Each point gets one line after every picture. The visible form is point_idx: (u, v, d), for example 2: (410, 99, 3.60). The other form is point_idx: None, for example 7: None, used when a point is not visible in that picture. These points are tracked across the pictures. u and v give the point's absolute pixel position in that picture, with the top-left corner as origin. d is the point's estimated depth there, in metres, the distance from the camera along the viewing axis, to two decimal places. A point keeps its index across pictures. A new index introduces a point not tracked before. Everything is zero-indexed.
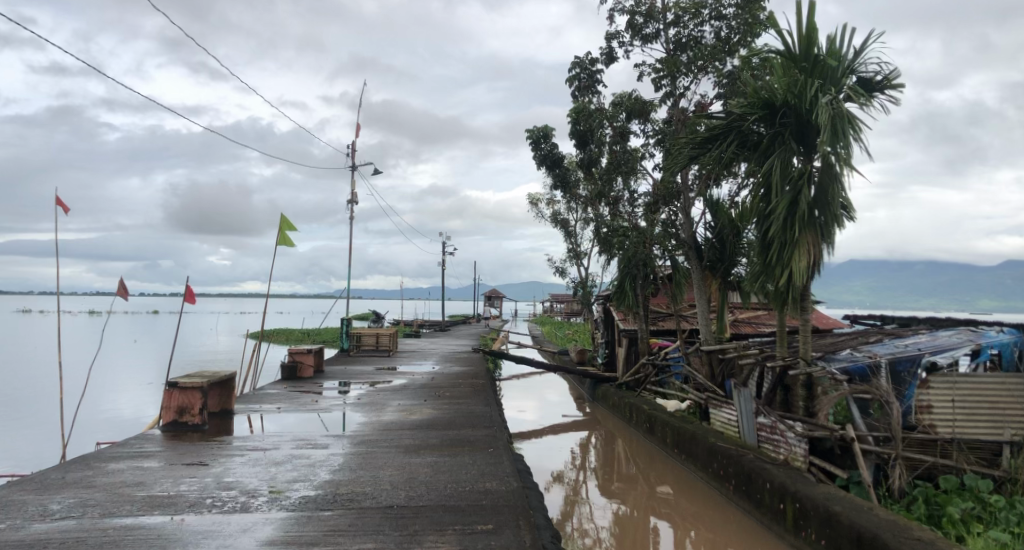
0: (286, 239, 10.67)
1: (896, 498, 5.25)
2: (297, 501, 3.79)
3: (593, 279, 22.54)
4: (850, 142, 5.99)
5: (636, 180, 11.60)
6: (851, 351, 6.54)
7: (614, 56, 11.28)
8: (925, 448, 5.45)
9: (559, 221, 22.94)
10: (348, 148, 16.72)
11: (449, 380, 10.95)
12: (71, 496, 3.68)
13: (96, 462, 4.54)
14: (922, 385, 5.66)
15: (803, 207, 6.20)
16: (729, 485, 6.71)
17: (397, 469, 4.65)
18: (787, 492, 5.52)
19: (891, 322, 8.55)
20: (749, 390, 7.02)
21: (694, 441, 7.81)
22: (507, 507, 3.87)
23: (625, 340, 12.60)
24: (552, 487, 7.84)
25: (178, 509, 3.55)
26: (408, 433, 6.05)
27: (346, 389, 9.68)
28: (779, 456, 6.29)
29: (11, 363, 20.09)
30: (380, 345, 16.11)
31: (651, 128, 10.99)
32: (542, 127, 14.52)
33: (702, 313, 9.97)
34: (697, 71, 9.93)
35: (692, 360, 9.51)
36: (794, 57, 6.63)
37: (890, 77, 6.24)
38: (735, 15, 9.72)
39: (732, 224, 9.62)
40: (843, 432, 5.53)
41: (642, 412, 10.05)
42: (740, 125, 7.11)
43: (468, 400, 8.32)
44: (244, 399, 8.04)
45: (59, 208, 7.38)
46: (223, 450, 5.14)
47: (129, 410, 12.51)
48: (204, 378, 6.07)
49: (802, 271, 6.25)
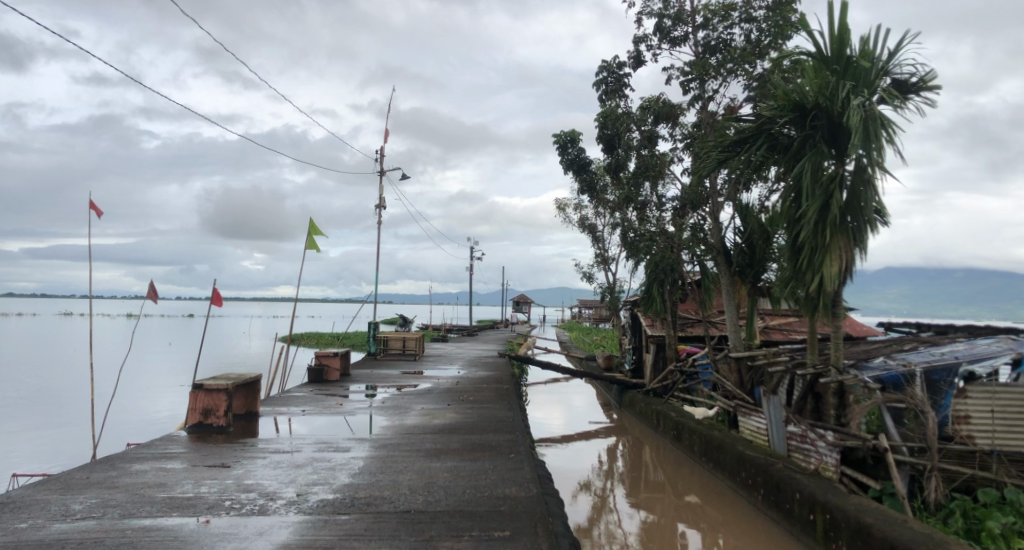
0: (313, 243, 10.84)
1: (932, 511, 5.00)
2: (315, 504, 3.79)
3: (621, 285, 22.31)
4: (883, 144, 5.77)
5: (664, 185, 11.46)
6: (885, 359, 6.24)
7: (642, 59, 11.16)
8: (963, 459, 5.18)
9: (586, 226, 22.83)
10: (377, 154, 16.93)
11: (473, 384, 10.94)
12: (95, 496, 3.76)
13: (121, 463, 4.64)
14: (959, 395, 5.41)
15: (835, 211, 5.99)
16: (758, 495, 6.49)
17: (416, 474, 4.62)
18: (818, 503, 5.30)
19: (929, 330, 8.18)
20: (778, 397, 6.81)
21: (723, 449, 7.59)
22: (525, 513, 3.79)
23: (653, 346, 12.39)
24: (578, 495, 7.72)
25: (196, 511, 3.59)
26: (430, 438, 6.02)
27: (372, 392, 9.76)
28: (809, 466, 6.07)
29: (52, 365, 20.79)
30: (407, 349, 16.19)
31: (679, 132, 10.81)
32: (570, 131, 14.51)
33: (731, 319, 9.74)
34: (727, 74, 9.72)
35: (720, 368, 9.24)
36: (825, 59, 6.46)
37: (926, 79, 5.99)
38: (766, 17, 9.48)
39: (761, 228, 9.26)
40: (876, 442, 5.29)
41: (670, 419, 9.84)
42: (770, 128, 6.93)
43: (492, 405, 8.26)
44: (271, 401, 8.15)
45: (95, 214, 7.66)
46: (246, 452, 5.22)
47: (163, 412, 12.86)
48: (230, 380, 6.18)
49: (833, 277, 6.03)
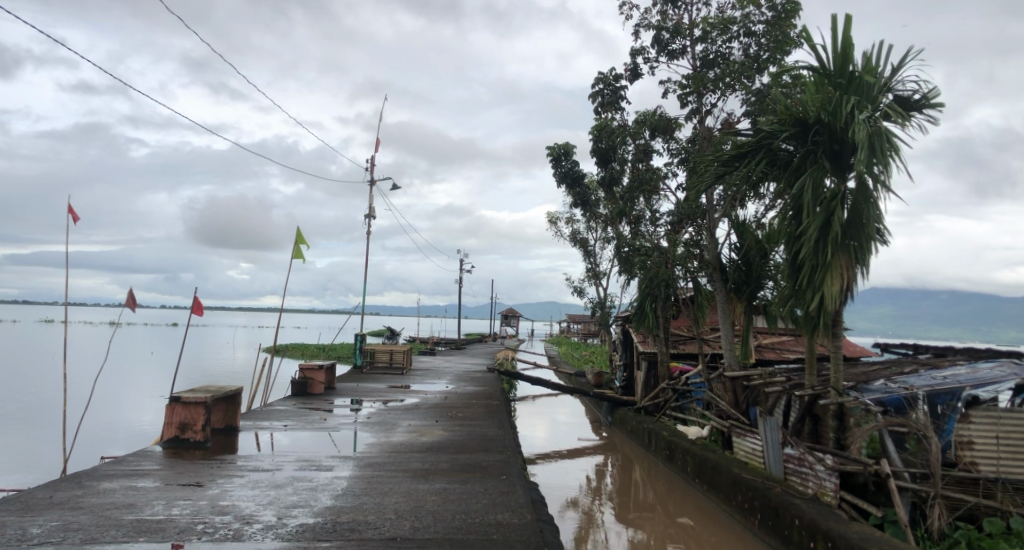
0: (300, 252, 10.61)
1: (935, 540, 4.84)
2: (295, 530, 3.54)
3: (612, 301, 22.18)
4: (887, 161, 5.72)
5: (658, 200, 11.37)
6: (886, 382, 6.09)
7: (639, 72, 11.15)
8: (965, 487, 5.05)
9: (577, 240, 22.75)
10: (368, 164, 16.73)
11: (462, 399, 10.68)
12: (55, 518, 3.49)
13: (88, 480, 4.35)
14: (962, 420, 5.27)
15: (836, 228, 5.90)
16: (755, 519, 6.29)
17: (404, 496, 4.39)
18: (818, 530, 5.13)
19: (926, 352, 8.08)
20: (775, 419, 6.61)
21: (717, 470, 7.41)
22: (519, 543, 3.56)
23: (645, 362, 12.21)
24: (567, 513, 7.49)
25: (166, 536, 3.33)
26: (418, 457, 5.78)
27: (358, 407, 9.47)
28: (808, 491, 5.89)
29: (25, 373, 20.09)
30: (394, 362, 15.84)
31: (674, 146, 10.78)
32: (564, 144, 14.46)
33: (726, 337, 9.62)
34: (725, 88, 9.72)
35: (714, 387, 9.07)
36: (828, 74, 6.44)
37: (929, 97, 5.96)
38: (765, 32, 9.50)
39: (758, 245, 9.16)
40: (878, 467, 5.14)
41: (662, 438, 9.66)
42: (770, 143, 6.85)
43: (482, 422, 8.03)
44: (252, 415, 7.84)
45: (72, 218, 7.36)
46: (224, 470, 4.95)
47: (137, 423, 12.38)
48: (209, 393, 5.90)
49: (835, 295, 5.92)
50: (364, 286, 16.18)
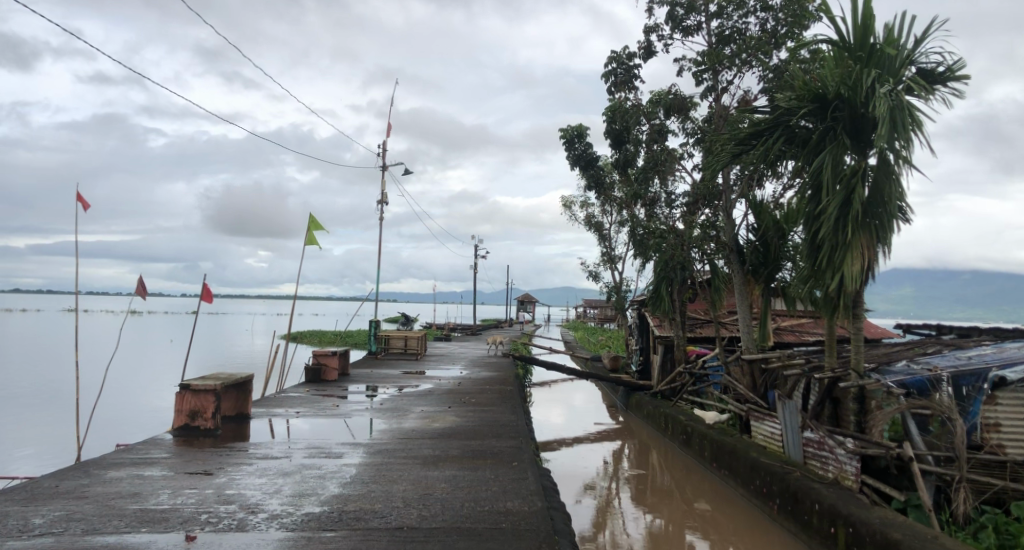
0: (312, 239, 10.56)
1: (960, 525, 4.64)
2: (299, 519, 3.48)
3: (628, 285, 21.94)
4: (910, 135, 5.45)
5: (673, 181, 11.10)
6: (909, 363, 5.86)
7: (652, 50, 10.83)
8: (991, 470, 4.83)
9: (592, 224, 22.48)
10: (379, 150, 16.62)
11: (476, 385, 10.61)
12: (58, 508, 3.46)
13: (96, 469, 4.34)
14: (988, 401, 5.03)
15: (857, 207, 5.65)
16: (773, 505, 6.14)
17: (412, 483, 4.31)
18: (839, 515, 4.95)
19: (951, 333, 7.80)
20: (794, 402, 6.42)
21: (735, 455, 7.25)
22: (529, 532, 3.45)
23: (660, 347, 12.03)
24: (583, 499, 7.39)
25: (168, 526, 3.28)
26: (428, 443, 5.70)
27: (372, 393, 9.44)
28: (828, 475, 5.71)
29: (48, 361, 20.46)
30: (408, 349, 15.83)
31: (690, 126, 10.47)
32: (577, 126, 14.19)
33: (743, 320, 9.39)
34: (741, 65, 9.40)
35: (731, 370, 8.86)
36: (847, 47, 6.14)
37: (955, 68, 5.64)
38: (783, 6, 9.13)
39: (776, 226, 8.89)
40: (900, 450, 4.92)
41: (679, 422, 9.50)
42: (788, 121, 6.57)
43: (495, 408, 7.94)
44: (265, 402, 7.83)
45: (82, 206, 7.36)
46: (232, 458, 4.92)
47: (155, 411, 12.50)
48: (218, 381, 5.87)
49: (855, 276, 5.69)
50: (377, 273, 16.16)
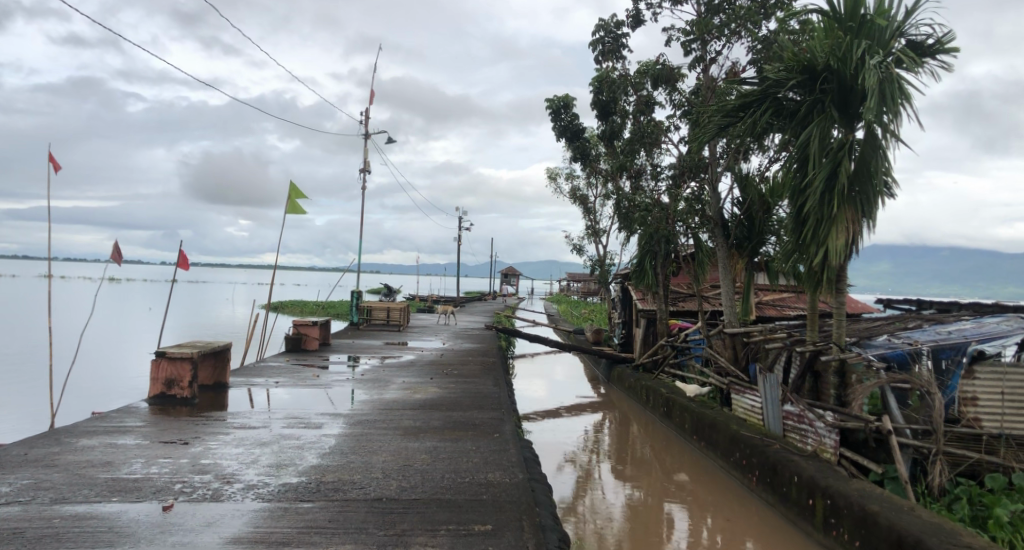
0: (292, 207, 10.30)
1: (935, 496, 4.74)
2: (277, 490, 3.40)
3: (612, 258, 21.93)
4: (898, 109, 5.38)
5: (659, 153, 10.97)
6: (889, 337, 5.95)
7: (641, 18, 10.59)
8: (966, 443, 4.92)
9: (577, 197, 22.32)
10: (362, 118, 16.17)
11: (459, 357, 10.59)
12: (26, 477, 3.34)
13: (67, 437, 4.21)
14: (966, 376, 5.10)
15: (843, 180, 5.61)
16: (752, 476, 6.24)
17: (392, 454, 4.26)
18: (817, 487, 5.03)
19: (930, 308, 7.90)
20: (776, 376, 6.48)
21: (715, 428, 7.33)
22: (510, 504, 3.43)
23: (643, 320, 12.09)
24: (564, 470, 7.45)
25: (141, 496, 3.19)
26: (410, 414, 5.64)
27: (354, 364, 9.34)
28: (807, 448, 5.79)
29: (19, 328, 19.99)
30: (391, 320, 15.71)
31: (677, 98, 10.32)
32: (564, 96, 13.93)
33: (726, 294, 9.41)
34: (730, 35, 9.23)
35: (713, 344, 8.93)
36: (837, 18, 6.01)
37: (944, 41, 5.57)
38: None
39: (761, 199, 8.87)
40: (879, 423, 4.99)
41: (660, 395, 9.60)
42: (776, 93, 6.46)
43: (477, 380, 7.91)
44: (243, 371, 7.70)
45: (53, 168, 7.04)
46: (210, 427, 4.82)
47: (132, 379, 12.30)
48: (196, 349, 5.73)
49: (839, 250, 5.68)
50: (359, 243, 15.92)
